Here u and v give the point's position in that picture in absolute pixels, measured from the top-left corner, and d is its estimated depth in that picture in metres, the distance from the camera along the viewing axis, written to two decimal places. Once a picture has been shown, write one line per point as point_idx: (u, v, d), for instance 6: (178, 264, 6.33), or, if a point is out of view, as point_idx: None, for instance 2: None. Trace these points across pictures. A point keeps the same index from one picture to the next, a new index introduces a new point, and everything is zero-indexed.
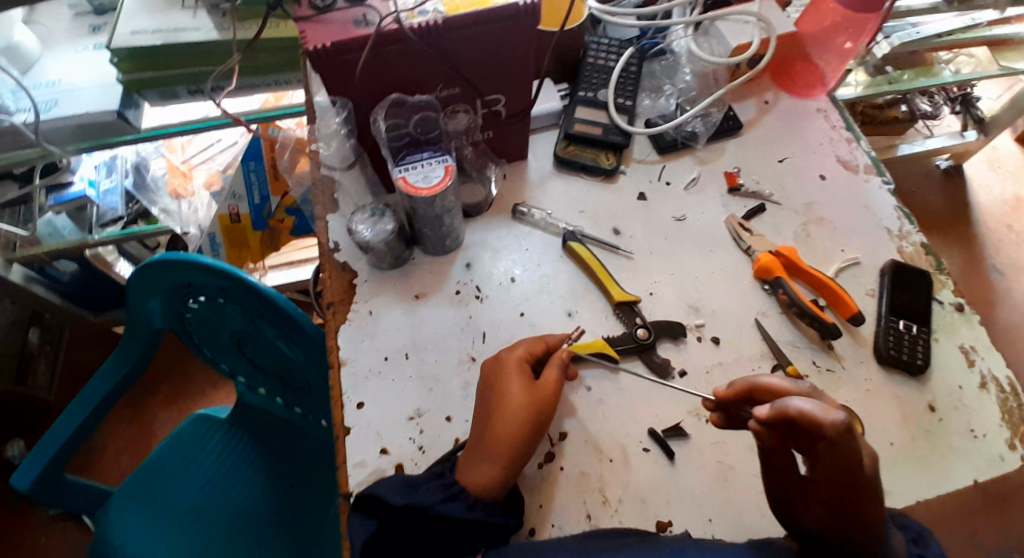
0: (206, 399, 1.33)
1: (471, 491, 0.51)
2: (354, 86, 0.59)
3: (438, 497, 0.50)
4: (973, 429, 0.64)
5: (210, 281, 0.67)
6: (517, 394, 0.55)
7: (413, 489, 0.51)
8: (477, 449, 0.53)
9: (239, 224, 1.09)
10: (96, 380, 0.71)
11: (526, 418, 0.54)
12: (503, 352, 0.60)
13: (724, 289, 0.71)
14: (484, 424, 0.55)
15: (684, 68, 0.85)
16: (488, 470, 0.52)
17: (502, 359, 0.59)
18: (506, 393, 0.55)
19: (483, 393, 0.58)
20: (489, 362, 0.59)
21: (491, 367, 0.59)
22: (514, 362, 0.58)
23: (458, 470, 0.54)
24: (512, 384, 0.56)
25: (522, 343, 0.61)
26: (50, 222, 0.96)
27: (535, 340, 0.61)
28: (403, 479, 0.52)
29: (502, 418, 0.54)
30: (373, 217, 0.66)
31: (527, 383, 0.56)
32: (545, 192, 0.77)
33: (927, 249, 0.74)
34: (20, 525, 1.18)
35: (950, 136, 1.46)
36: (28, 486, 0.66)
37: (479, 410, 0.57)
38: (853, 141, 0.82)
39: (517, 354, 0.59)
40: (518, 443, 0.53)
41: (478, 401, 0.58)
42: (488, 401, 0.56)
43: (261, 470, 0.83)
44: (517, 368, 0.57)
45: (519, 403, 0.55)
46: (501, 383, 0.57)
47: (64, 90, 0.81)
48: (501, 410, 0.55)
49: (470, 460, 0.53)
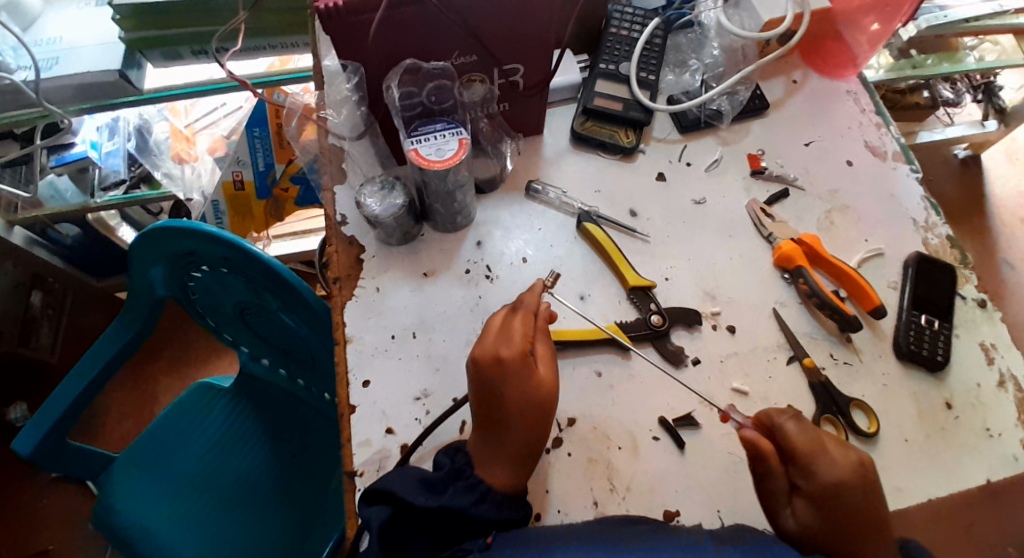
0: (208, 367, 1.33)
1: (500, 491, 0.49)
2: (366, 49, 0.56)
3: (470, 499, 0.47)
4: (988, 427, 0.62)
5: (213, 250, 0.64)
6: (527, 390, 0.50)
7: (439, 493, 0.47)
8: (495, 447, 0.50)
9: (243, 192, 1.07)
10: (98, 347, 0.70)
11: (538, 414, 0.50)
12: (495, 342, 0.52)
13: (742, 276, 0.68)
14: (496, 424, 0.50)
15: (712, 42, 0.80)
16: (511, 465, 0.50)
17: (499, 355, 0.51)
18: (516, 395, 0.50)
19: (485, 395, 0.50)
20: (486, 360, 0.50)
21: (489, 367, 0.50)
22: (516, 357, 0.50)
23: (476, 465, 0.50)
24: (520, 383, 0.50)
25: (512, 327, 0.53)
26: (52, 184, 0.93)
27: (522, 316, 0.54)
28: (420, 476, 0.48)
29: (518, 417, 0.50)
30: (383, 190, 0.63)
31: (532, 375, 0.51)
32: (560, 169, 0.74)
33: (953, 242, 0.72)
34: (23, 486, 1.19)
35: (971, 125, 1.41)
36: (29, 452, 0.65)
37: (484, 409, 0.51)
38: (882, 125, 0.79)
39: (514, 344, 0.52)
40: (533, 435, 0.50)
41: (483, 401, 0.51)
42: (501, 404, 0.50)
43: (265, 439, 0.82)
44: (521, 363, 0.51)
45: (530, 402, 0.50)
46: (507, 385, 0.50)
47: (65, 49, 0.78)
48: (516, 413, 0.50)
49: (490, 457, 0.50)
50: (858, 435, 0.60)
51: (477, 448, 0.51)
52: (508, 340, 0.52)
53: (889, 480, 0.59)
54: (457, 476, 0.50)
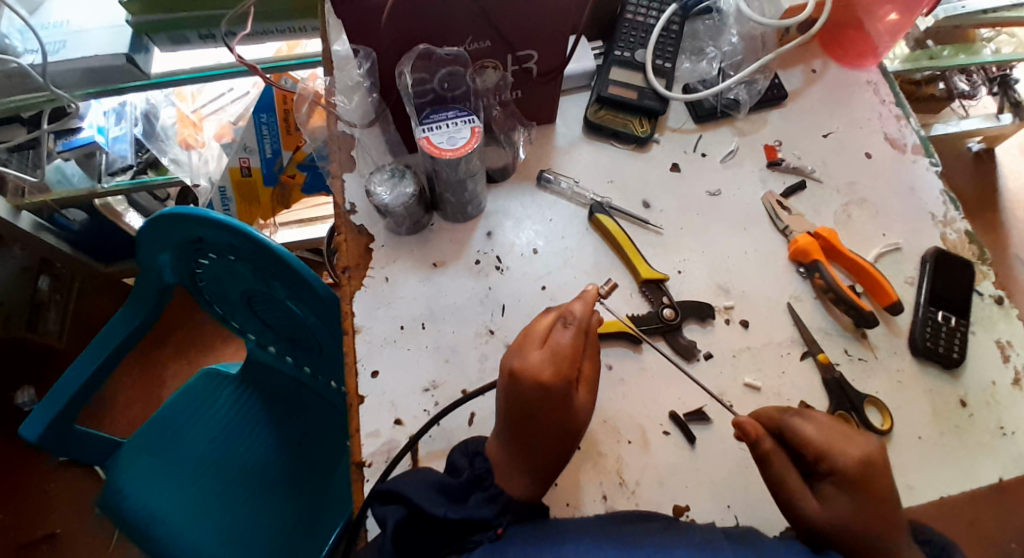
0: (216, 352, 1.33)
1: (518, 501, 0.48)
2: (379, 35, 0.55)
3: (493, 511, 0.46)
4: (1002, 426, 0.61)
5: (220, 237, 0.63)
6: (564, 414, 0.48)
7: (460, 504, 0.47)
8: (517, 458, 0.49)
9: (250, 178, 1.05)
10: (108, 331, 0.70)
11: (565, 437, 0.49)
12: (541, 360, 0.49)
13: (757, 270, 0.67)
14: (523, 439, 0.49)
15: (730, 30, 0.78)
16: (530, 476, 0.49)
17: (544, 379, 0.47)
18: (549, 418, 0.48)
19: (520, 414, 0.48)
20: (529, 385, 0.47)
21: (529, 389, 0.47)
22: (560, 382, 0.48)
23: (496, 473, 0.49)
24: (559, 407, 0.48)
25: (560, 345, 0.50)
26: (59, 169, 0.95)
27: (573, 334, 0.50)
28: (439, 482, 0.48)
29: (548, 437, 0.48)
30: (392, 178, 0.62)
31: (572, 399, 0.49)
32: (572, 159, 0.73)
33: (972, 238, 0.70)
34: (32, 469, 1.20)
35: (986, 118, 1.38)
36: (38, 435, 0.65)
37: (514, 423, 0.49)
38: (902, 118, 0.77)
39: (561, 368, 0.48)
40: (555, 454, 0.49)
41: (518, 420, 0.48)
42: (537, 425, 0.48)
43: (271, 425, 0.82)
44: (564, 390, 0.48)
45: (562, 424, 0.49)
46: (544, 410, 0.48)
47: (71, 32, 0.77)
48: (548, 435, 0.48)
49: (511, 467, 0.49)
50: (871, 433, 0.59)
51: (497, 453, 0.50)
52: (553, 361, 0.49)
53: (903, 478, 0.58)
54: (477, 484, 0.49)
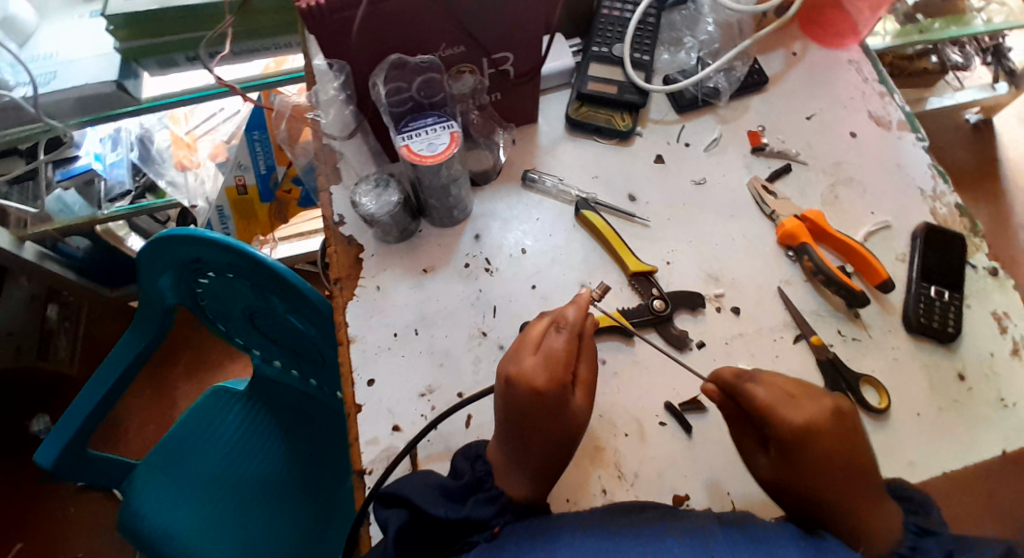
0: (224, 369, 1.35)
1: (519, 503, 0.48)
2: (351, 49, 0.56)
3: (490, 511, 0.47)
4: (1003, 398, 0.61)
5: (217, 256, 0.64)
6: (560, 418, 0.49)
7: (459, 505, 0.48)
8: (517, 462, 0.50)
9: (246, 197, 1.10)
10: (114, 355, 0.71)
11: (563, 438, 0.49)
12: (534, 365, 0.49)
13: (747, 257, 0.67)
14: (522, 444, 0.49)
15: (706, 18, 0.78)
16: (530, 476, 0.49)
17: (539, 385, 0.48)
18: (546, 423, 0.48)
19: (518, 420, 0.49)
20: (524, 392, 0.48)
21: (526, 396, 0.48)
22: (554, 387, 0.48)
23: (497, 476, 0.50)
24: (556, 412, 0.49)
25: (553, 349, 0.50)
26: (59, 199, 0.94)
27: (567, 337, 0.51)
28: (437, 484, 0.49)
29: (547, 442, 0.49)
30: (378, 188, 0.63)
31: (568, 403, 0.49)
32: (556, 157, 0.73)
33: (962, 211, 0.70)
34: (51, 495, 1.22)
35: (981, 88, 1.37)
36: (51, 462, 0.66)
37: (511, 429, 0.49)
38: (886, 95, 0.77)
39: (554, 372, 0.49)
40: (555, 455, 0.50)
41: (516, 427, 0.49)
42: (533, 431, 0.48)
43: (281, 438, 0.83)
44: (559, 394, 0.48)
45: (560, 429, 0.49)
46: (541, 416, 0.48)
47: (60, 63, 0.79)
48: (546, 439, 0.49)
49: (507, 469, 0.50)
50: (868, 412, 0.59)
51: (497, 455, 0.51)
52: (546, 366, 0.49)
53: (904, 455, 0.58)
54: (476, 486, 0.49)
